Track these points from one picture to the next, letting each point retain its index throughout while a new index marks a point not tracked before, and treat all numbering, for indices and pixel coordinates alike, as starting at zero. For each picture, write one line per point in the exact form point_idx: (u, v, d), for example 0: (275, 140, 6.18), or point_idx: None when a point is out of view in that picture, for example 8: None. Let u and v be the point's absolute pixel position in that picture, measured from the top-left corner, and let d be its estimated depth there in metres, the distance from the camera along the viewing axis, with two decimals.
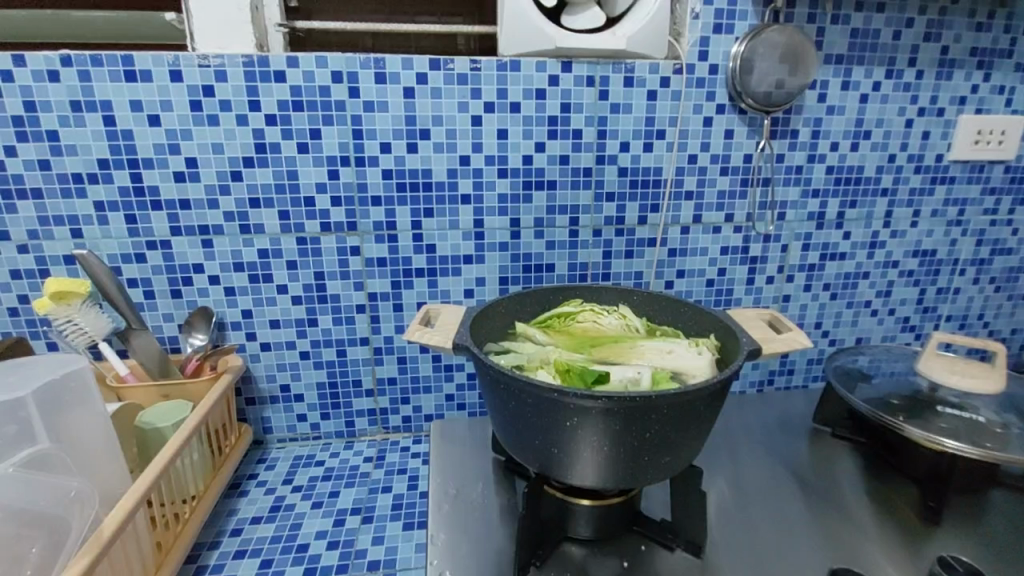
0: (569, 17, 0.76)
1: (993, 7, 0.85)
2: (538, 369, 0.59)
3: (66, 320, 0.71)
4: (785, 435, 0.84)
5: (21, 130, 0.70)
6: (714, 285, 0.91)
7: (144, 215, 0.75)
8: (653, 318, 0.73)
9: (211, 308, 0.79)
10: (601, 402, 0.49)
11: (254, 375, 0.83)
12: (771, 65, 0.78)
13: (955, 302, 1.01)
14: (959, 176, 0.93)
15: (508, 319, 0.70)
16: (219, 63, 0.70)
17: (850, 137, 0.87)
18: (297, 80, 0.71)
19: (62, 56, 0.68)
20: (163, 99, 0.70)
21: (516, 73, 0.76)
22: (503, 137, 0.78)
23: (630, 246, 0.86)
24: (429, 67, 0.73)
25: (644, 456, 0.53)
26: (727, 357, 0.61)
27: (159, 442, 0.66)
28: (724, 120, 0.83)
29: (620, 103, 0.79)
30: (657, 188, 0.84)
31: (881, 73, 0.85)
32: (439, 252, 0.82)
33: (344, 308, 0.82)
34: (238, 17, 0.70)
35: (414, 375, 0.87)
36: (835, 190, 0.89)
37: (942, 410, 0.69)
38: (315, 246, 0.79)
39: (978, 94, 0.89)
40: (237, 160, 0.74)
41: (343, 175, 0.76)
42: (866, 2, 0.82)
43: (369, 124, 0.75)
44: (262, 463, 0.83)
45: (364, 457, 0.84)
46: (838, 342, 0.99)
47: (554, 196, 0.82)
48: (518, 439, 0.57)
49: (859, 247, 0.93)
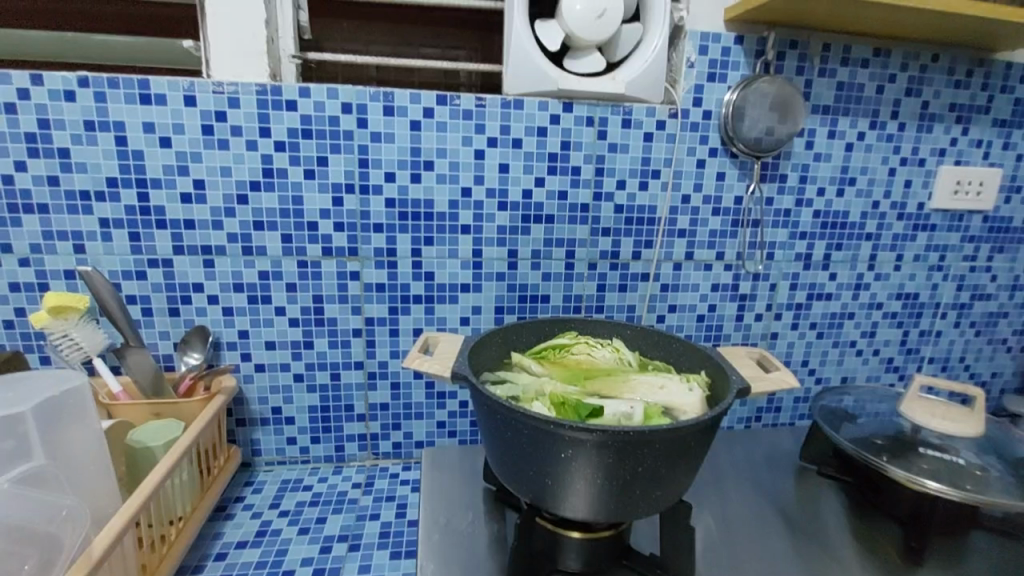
0: (571, 61, 0.80)
1: (970, 67, 0.91)
2: (533, 400, 0.60)
3: (62, 335, 0.71)
4: (772, 472, 0.85)
5: (33, 147, 0.71)
6: (705, 320, 0.93)
7: (148, 234, 0.76)
8: (645, 353, 0.74)
9: (209, 327, 0.80)
10: (595, 435, 0.50)
11: (246, 396, 0.83)
12: (762, 113, 0.82)
13: (937, 345, 1.04)
14: (940, 224, 0.97)
15: (504, 349, 0.71)
16: (233, 91, 0.72)
17: (836, 183, 0.91)
18: (308, 110, 0.74)
19: (80, 76, 0.70)
20: (176, 122, 0.72)
21: (520, 111, 0.79)
22: (504, 171, 0.81)
23: (624, 280, 0.88)
24: (436, 102, 0.76)
25: (635, 490, 0.53)
26: (717, 394, 0.62)
27: (149, 461, 0.65)
28: (716, 163, 0.86)
29: (618, 144, 0.82)
30: (651, 226, 0.87)
31: (865, 124, 0.90)
32: (437, 279, 0.83)
33: (340, 331, 0.83)
34: (255, 47, 0.73)
35: (407, 401, 0.87)
36: (821, 233, 0.93)
37: (924, 451, 0.71)
38: (315, 269, 0.80)
39: (957, 146, 0.94)
40: (244, 185, 0.76)
41: (347, 203, 0.78)
42: (852, 58, 0.87)
43: (375, 154, 0.77)
44: (248, 486, 0.82)
45: (353, 483, 0.83)
46: (824, 380, 1.01)
47: (552, 230, 0.84)
48: (512, 469, 0.57)
49: (844, 289, 0.96)
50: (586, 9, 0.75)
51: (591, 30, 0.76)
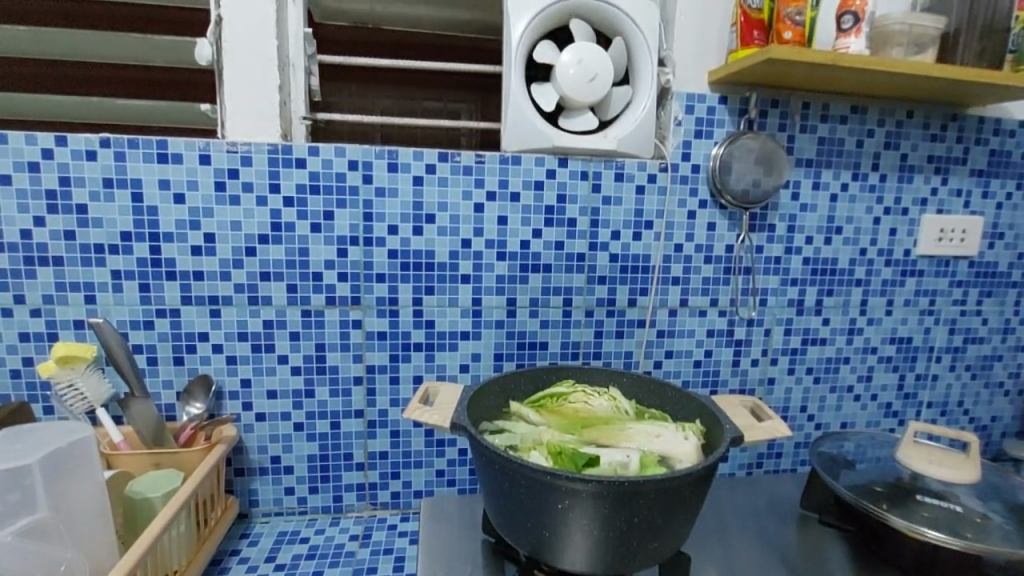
0: (565, 120, 0.84)
1: (944, 121, 0.96)
2: (531, 450, 0.61)
3: (68, 385, 0.72)
4: (775, 521, 0.84)
5: (53, 203, 0.75)
6: (702, 366, 0.94)
7: (158, 285, 0.78)
8: (641, 400, 0.75)
9: (212, 376, 0.81)
10: (591, 485, 0.51)
11: (246, 445, 0.84)
12: (747, 167, 0.86)
13: (935, 388, 1.04)
14: (927, 270, 1.00)
15: (503, 397, 0.72)
16: (246, 150, 0.77)
17: (823, 232, 0.94)
18: (316, 168, 0.78)
19: (103, 138, 0.74)
20: (190, 179, 0.76)
21: (517, 167, 0.83)
22: (503, 223, 0.84)
23: (620, 327, 0.90)
24: (438, 159, 0.81)
25: (632, 541, 0.53)
26: (713, 443, 0.63)
27: (147, 513, 0.65)
28: (707, 214, 0.90)
29: (611, 197, 0.86)
30: (645, 274, 0.89)
31: (848, 175, 0.94)
32: (438, 327, 0.85)
33: (342, 379, 0.84)
34: (268, 110, 0.78)
35: (406, 449, 0.87)
36: (812, 279, 0.95)
37: (923, 498, 0.70)
38: (318, 318, 0.82)
39: (938, 196, 0.98)
40: (253, 237, 0.79)
41: (351, 254, 0.81)
42: (831, 115, 0.92)
43: (379, 208, 0.81)
44: (244, 538, 0.81)
45: (350, 535, 0.82)
46: (824, 425, 1.01)
47: (549, 278, 0.87)
48: (510, 520, 0.57)
49: (838, 333, 0.98)
50: (578, 74, 0.80)
51: (583, 93, 0.81)
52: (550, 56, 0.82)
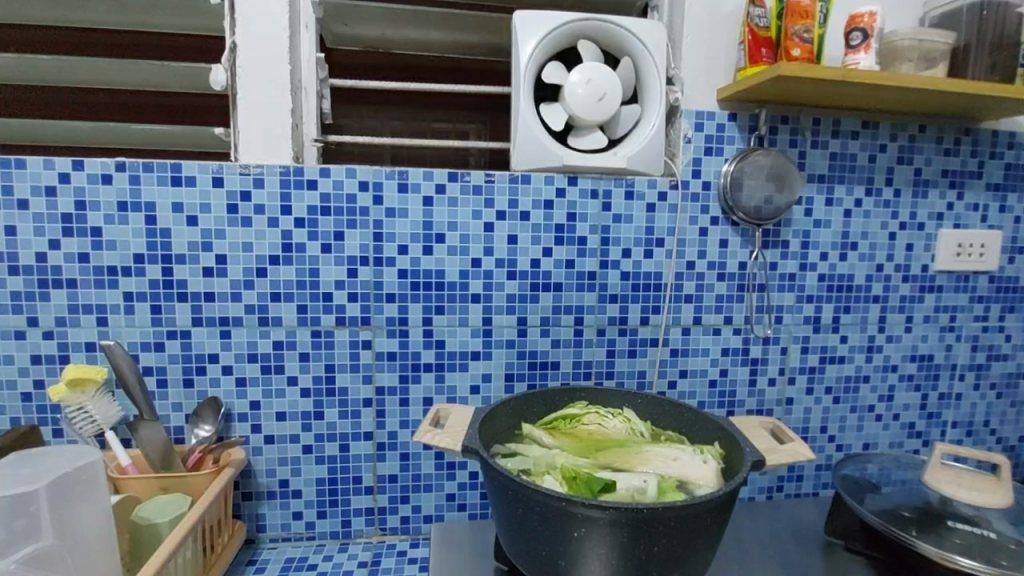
0: (575, 139, 0.84)
1: (958, 135, 0.95)
2: (545, 475, 0.60)
3: (78, 409, 0.72)
4: (797, 548, 0.81)
5: (68, 226, 0.76)
6: (717, 386, 0.92)
7: (169, 306, 0.78)
8: (656, 422, 0.73)
9: (221, 399, 0.80)
10: (608, 512, 0.49)
11: (254, 469, 0.82)
12: (758, 183, 0.86)
13: (959, 408, 1.01)
14: (947, 286, 0.98)
15: (515, 419, 0.71)
16: (259, 172, 0.77)
17: (838, 248, 0.93)
18: (327, 189, 0.78)
19: (118, 162, 0.75)
20: (203, 202, 0.77)
21: (527, 186, 0.83)
22: (513, 242, 0.84)
23: (633, 346, 0.89)
24: (447, 179, 0.81)
25: (652, 571, 0.51)
26: (732, 467, 0.61)
27: (153, 538, 0.64)
28: (718, 231, 0.89)
29: (622, 215, 0.86)
30: (657, 292, 0.88)
31: (861, 191, 0.93)
32: (448, 347, 0.84)
33: (351, 401, 0.83)
34: (280, 132, 0.79)
35: (416, 473, 0.85)
36: (828, 296, 0.94)
37: (953, 524, 0.68)
38: (328, 338, 0.81)
39: (954, 210, 0.96)
40: (264, 259, 0.79)
41: (361, 274, 0.81)
42: (842, 130, 0.91)
43: (389, 228, 0.81)
44: (251, 565, 0.79)
45: (359, 562, 0.80)
46: (845, 447, 0.98)
47: (560, 297, 0.86)
48: (524, 549, 0.56)
49: (857, 351, 0.96)
50: (587, 93, 0.80)
51: (592, 111, 0.81)
52: (559, 76, 0.82)
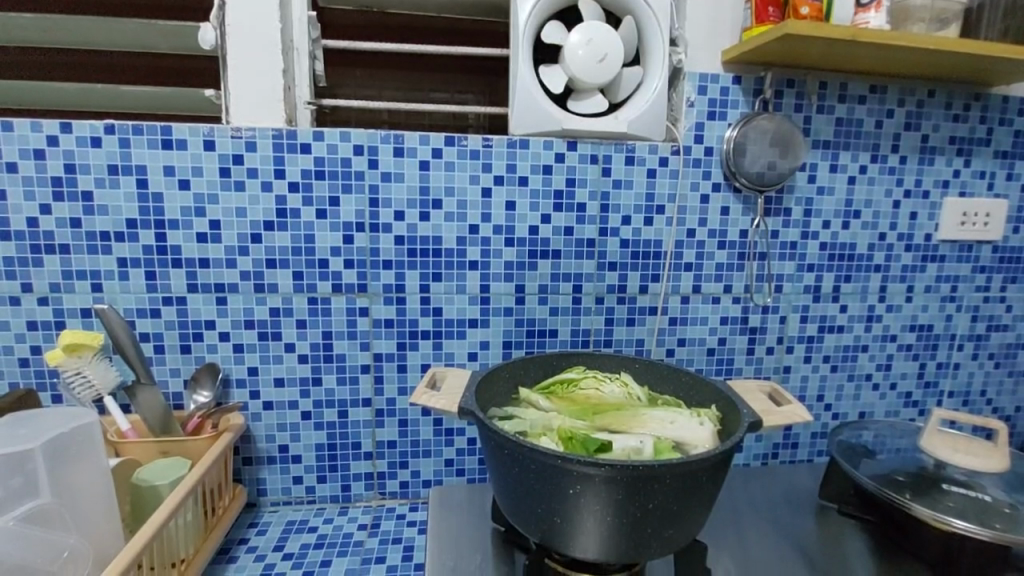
0: (575, 103, 0.82)
1: (967, 101, 0.92)
2: (541, 436, 0.60)
3: (75, 373, 0.72)
4: (792, 512, 0.82)
5: (58, 191, 0.74)
6: (715, 354, 0.92)
7: (164, 273, 0.78)
8: (653, 387, 0.74)
9: (218, 364, 0.80)
10: (604, 470, 0.49)
11: (254, 435, 0.83)
12: (763, 149, 0.84)
13: (957, 377, 1.01)
14: (950, 255, 0.97)
15: (512, 383, 0.71)
16: (250, 135, 0.76)
17: (841, 216, 0.92)
18: (321, 153, 0.77)
19: (107, 124, 0.73)
20: (195, 165, 0.75)
21: (526, 151, 0.81)
22: (512, 209, 0.82)
23: (632, 314, 0.88)
24: (444, 143, 0.79)
25: (647, 528, 0.52)
26: (729, 429, 0.62)
27: (154, 500, 0.65)
28: (720, 198, 0.87)
29: (622, 180, 0.84)
30: (657, 260, 0.87)
31: (867, 157, 0.91)
32: (445, 315, 0.84)
33: (349, 367, 0.83)
34: (272, 94, 0.77)
35: (414, 439, 0.86)
36: (830, 265, 0.93)
37: (949, 488, 0.69)
38: (325, 306, 0.81)
39: (961, 178, 0.95)
40: (259, 224, 0.78)
41: (358, 241, 0.80)
42: (848, 95, 0.89)
43: (386, 193, 0.79)
44: (252, 528, 0.80)
45: (359, 524, 0.82)
46: (841, 415, 0.98)
47: (558, 264, 0.85)
48: (521, 507, 0.56)
49: (856, 321, 0.95)
50: (588, 54, 0.78)
51: (593, 73, 0.79)
52: (560, 36, 0.79)
